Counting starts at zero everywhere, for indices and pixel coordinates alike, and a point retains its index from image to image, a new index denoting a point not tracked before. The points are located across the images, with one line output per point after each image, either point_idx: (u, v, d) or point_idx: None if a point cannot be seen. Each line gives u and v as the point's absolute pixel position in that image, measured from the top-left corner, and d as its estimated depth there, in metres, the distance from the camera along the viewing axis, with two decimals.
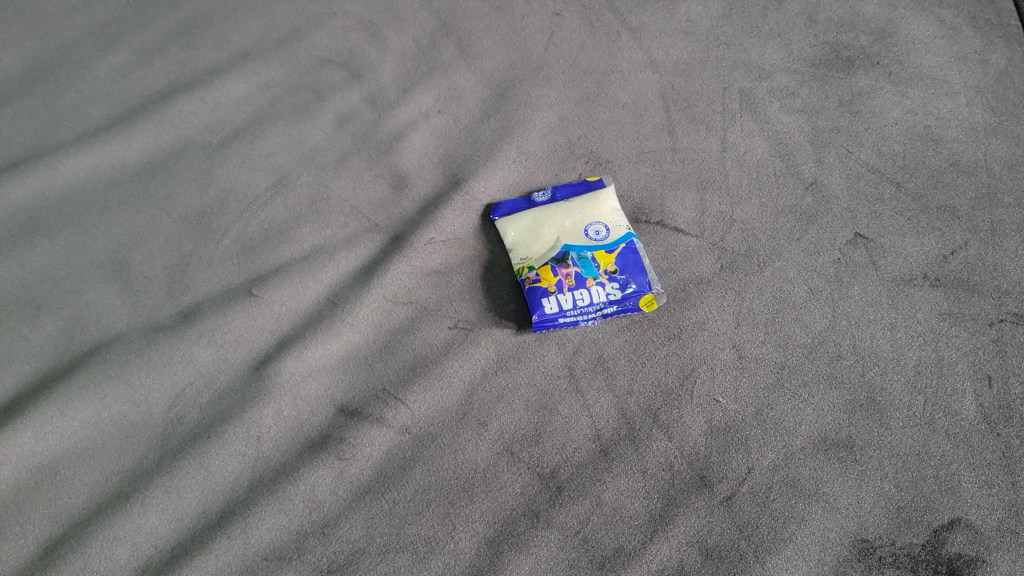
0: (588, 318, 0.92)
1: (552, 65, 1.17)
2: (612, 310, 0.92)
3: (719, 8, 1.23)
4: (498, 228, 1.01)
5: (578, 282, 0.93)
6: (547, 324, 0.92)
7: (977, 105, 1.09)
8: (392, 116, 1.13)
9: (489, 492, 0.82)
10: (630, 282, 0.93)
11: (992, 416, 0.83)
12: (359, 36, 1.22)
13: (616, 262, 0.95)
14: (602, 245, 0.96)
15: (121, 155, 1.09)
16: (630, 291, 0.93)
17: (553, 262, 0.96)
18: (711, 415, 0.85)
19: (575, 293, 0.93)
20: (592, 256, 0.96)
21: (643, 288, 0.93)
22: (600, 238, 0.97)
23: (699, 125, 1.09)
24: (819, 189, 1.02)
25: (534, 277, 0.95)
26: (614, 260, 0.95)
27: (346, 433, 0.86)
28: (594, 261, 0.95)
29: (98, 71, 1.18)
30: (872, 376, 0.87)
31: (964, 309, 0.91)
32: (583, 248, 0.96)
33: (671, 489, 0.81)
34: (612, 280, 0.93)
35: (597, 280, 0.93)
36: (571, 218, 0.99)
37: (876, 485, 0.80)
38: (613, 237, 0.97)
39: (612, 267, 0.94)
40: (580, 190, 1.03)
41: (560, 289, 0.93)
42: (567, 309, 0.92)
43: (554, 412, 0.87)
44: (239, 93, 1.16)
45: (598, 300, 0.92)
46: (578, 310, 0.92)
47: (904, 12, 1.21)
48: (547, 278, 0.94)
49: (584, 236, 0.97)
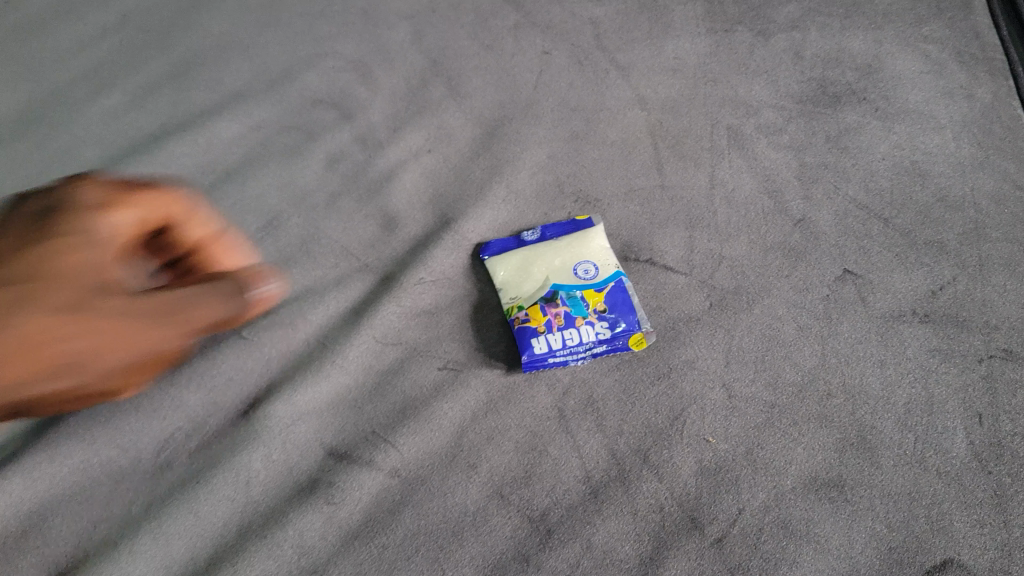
0: (578, 357, 0.92)
1: (541, 104, 1.18)
2: (601, 349, 0.93)
3: (707, 45, 1.23)
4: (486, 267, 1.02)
5: (568, 321, 0.94)
6: (538, 363, 0.92)
7: (964, 140, 1.10)
8: (383, 156, 1.14)
9: (479, 536, 0.82)
10: (619, 321, 0.94)
11: (983, 454, 0.84)
12: (351, 76, 1.23)
13: (605, 301, 0.96)
14: (591, 284, 0.97)
15: (112, 197, 1.09)
16: (619, 330, 0.93)
17: (543, 301, 0.97)
18: (701, 456, 0.85)
19: (564, 332, 0.93)
20: (581, 295, 0.97)
21: (632, 326, 0.94)
22: (589, 276, 0.98)
23: (688, 162, 1.10)
24: (808, 226, 1.02)
25: (525, 317, 0.95)
26: (602, 299, 0.96)
27: (335, 476, 0.86)
28: (583, 300, 0.96)
29: (92, 113, 1.18)
30: (862, 415, 0.87)
31: (954, 346, 0.91)
32: (573, 288, 0.97)
33: (663, 531, 0.80)
34: (601, 318, 0.94)
35: (586, 318, 0.94)
36: (560, 257, 1.00)
37: (867, 525, 0.80)
38: (602, 275, 0.98)
39: (600, 305, 0.95)
40: (567, 227, 1.04)
41: (551, 327, 0.94)
42: (557, 348, 0.92)
43: (544, 454, 0.87)
44: (231, 134, 1.17)
45: (587, 340, 0.93)
46: (569, 348, 0.92)
47: (890, 47, 1.21)
48: (537, 318, 0.95)
49: (574, 275, 0.98)
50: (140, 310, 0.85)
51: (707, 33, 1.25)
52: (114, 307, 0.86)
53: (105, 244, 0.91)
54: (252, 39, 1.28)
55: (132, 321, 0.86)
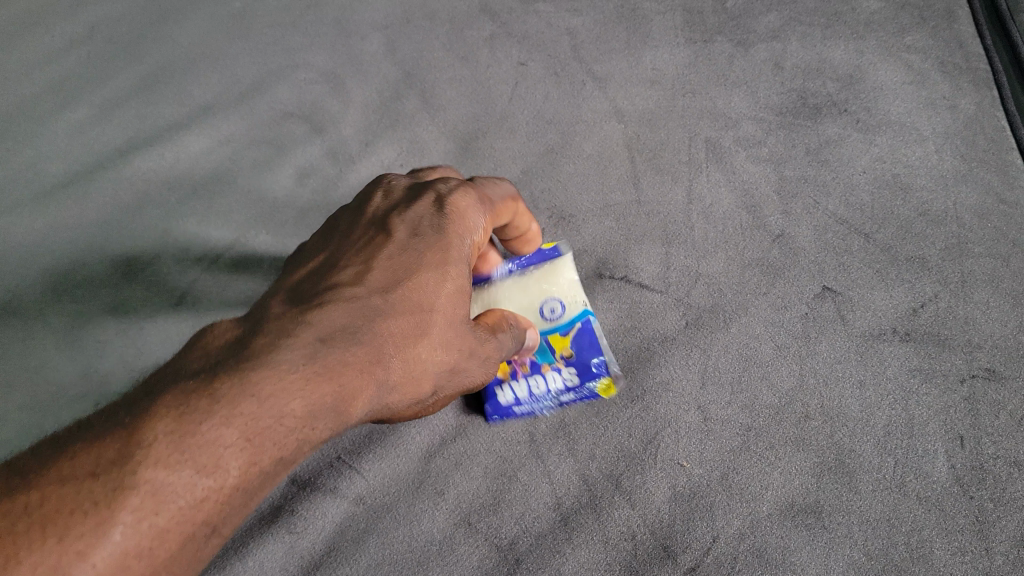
0: (541, 407, 0.88)
1: (516, 116, 1.16)
2: (567, 399, 0.88)
3: (686, 55, 1.21)
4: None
5: (533, 369, 0.90)
6: (503, 415, 0.88)
7: (947, 152, 1.07)
8: (354, 171, 1.12)
9: (444, 567, 0.80)
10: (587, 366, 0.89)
11: (965, 478, 0.82)
12: (322, 88, 1.20)
13: (572, 345, 0.91)
14: (557, 327, 0.93)
15: (75, 214, 1.07)
16: (586, 378, 0.89)
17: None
18: (675, 481, 0.83)
19: (530, 381, 0.89)
20: (547, 340, 0.92)
21: (600, 371, 0.89)
22: (555, 319, 0.93)
23: (665, 176, 1.08)
24: (786, 241, 1.00)
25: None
26: (569, 343, 0.91)
27: (298, 504, 0.83)
28: (549, 345, 0.92)
29: (58, 128, 1.16)
30: (840, 437, 0.85)
31: (935, 365, 0.89)
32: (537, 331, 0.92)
33: (634, 560, 0.79)
34: (567, 365, 0.90)
35: (551, 365, 0.90)
36: (525, 296, 0.95)
37: (844, 553, 0.78)
38: (568, 315, 0.93)
39: (567, 351, 0.91)
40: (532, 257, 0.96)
41: (516, 376, 0.90)
42: (521, 399, 0.88)
43: (514, 479, 0.84)
44: (199, 148, 1.15)
45: (553, 388, 0.89)
46: (533, 399, 0.88)
47: (872, 56, 1.19)
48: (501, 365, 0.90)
49: (541, 318, 0.93)
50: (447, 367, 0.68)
51: (685, 43, 1.22)
52: (425, 360, 0.64)
53: (409, 282, 0.66)
54: (223, 51, 1.24)
55: (474, 352, 0.70)
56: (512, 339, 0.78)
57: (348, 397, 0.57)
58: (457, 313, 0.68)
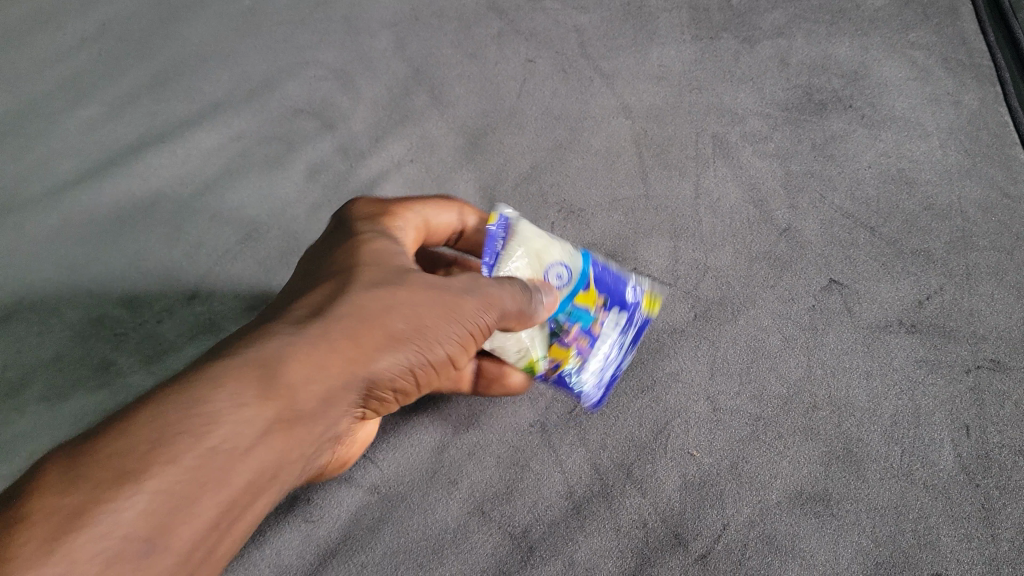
0: (618, 361, 0.89)
1: (525, 112, 1.17)
2: (629, 336, 0.90)
3: (692, 52, 1.22)
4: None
5: (590, 337, 0.88)
6: (597, 397, 0.88)
7: (951, 147, 1.09)
8: (365, 166, 1.13)
9: (459, 554, 0.81)
10: (621, 303, 0.89)
11: (971, 466, 0.83)
12: (332, 85, 1.21)
13: (599, 293, 0.89)
14: (576, 288, 0.87)
15: (89, 210, 1.08)
16: (631, 312, 0.89)
17: (553, 339, 0.87)
18: (685, 470, 0.84)
19: (597, 349, 0.88)
20: (577, 304, 0.88)
21: (635, 299, 0.90)
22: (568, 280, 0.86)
23: (673, 171, 1.09)
24: (793, 235, 1.01)
25: (552, 365, 0.87)
26: (596, 294, 0.88)
27: (314, 493, 0.85)
28: (582, 307, 0.88)
29: (70, 125, 1.16)
30: (848, 427, 0.86)
31: (940, 356, 0.90)
32: (566, 303, 0.87)
33: (646, 547, 0.80)
34: (608, 313, 0.89)
35: (598, 322, 0.89)
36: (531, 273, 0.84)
37: (853, 540, 0.79)
38: (573, 270, 0.87)
39: (600, 301, 0.89)
40: (495, 241, 0.85)
41: (584, 353, 0.88)
42: (604, 369, 0.88)
43: (526, 469, 0.86)
44: (210, 144, 1.15)
45: (615, 341, 0.89)
46: (609, 363, 0.88)
47: (876, 53, 1.20)
48: (563, 355, 0.87)
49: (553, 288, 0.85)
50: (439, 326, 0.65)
51: (692, 41, 1.24)
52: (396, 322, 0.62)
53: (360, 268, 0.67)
54: (233, 49, 1.24)
55: (455, 295, 0.67)
56: (503, 285, 0.73)
57: (299, 360, 0.54)
58: (417, 280, 0.66)
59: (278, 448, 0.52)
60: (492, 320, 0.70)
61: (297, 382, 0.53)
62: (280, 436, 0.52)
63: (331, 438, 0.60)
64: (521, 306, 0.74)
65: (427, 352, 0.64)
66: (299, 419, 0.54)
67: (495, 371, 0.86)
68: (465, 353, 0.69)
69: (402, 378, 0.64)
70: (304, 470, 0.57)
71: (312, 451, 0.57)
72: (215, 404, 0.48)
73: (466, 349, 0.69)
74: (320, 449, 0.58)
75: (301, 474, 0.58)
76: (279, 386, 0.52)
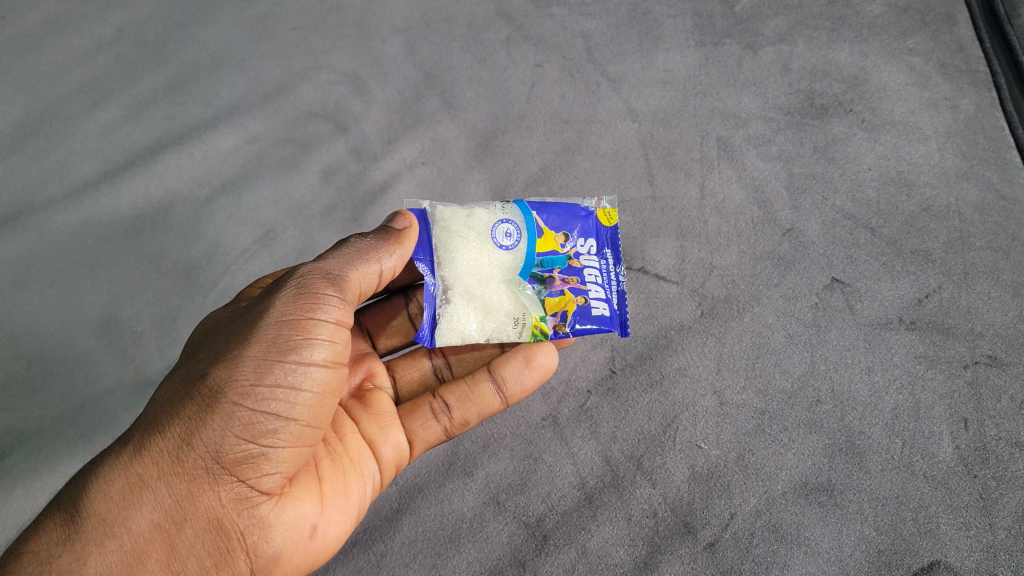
0: (615, 283, 0.90)
1: (534, 116, 1.20)
2: (608, 253, 0.92)
3: (696, 58, 1.25)
4: (454, 341, 0.86)
5: (575, 272, 0.89)
6: (618, 321, 0.88)
7: (948, 151, 1.12)
8: (378, 168, 1.17)
9: (475, 543, 0.83)
10: (581, 228, 0.92)
11: (969, 457, 0.86)
12: (345, 89, 1.24)
13: (555, 230, 0.91)
14: (533, 238, 0.90)
15: (109, 210, 1.11)
16: (593, 230, 0.93)
17: (544, 292, 0.88)
18: (693, 461, 0.87)
19: (589, 279, 0.89)
20: (544, 250, 0.90)
21: (590, 216, 0.93)
22: (517, 237, 0.89)
23: (678, 173, 1.12)
24: (796, 236, 1.04)
25: (560, 318, 0.88)
26: (553, 232, 0.91)
27: None
28: (551, 251, 0.90)
29: (88, 127, 1.18)
30: (850, 420, 0.89)
31: (939, 352, 0.93)
32: (533, 255, 0.89)
33: (656, 536, 0.83)
34: (573, 242, 0.91)
35: (572, 258, 0.90)
36: (484, 252, 0.89)
37: (856, 528, 0.82)
38: (518, 223, 0.90)
39: (560, 236, 0.91)
40: (423, 235, 0.89)
41: (581, 289, 0.88)
42: (607, 294, 0.89)
43: (539, 460, 0.89)
44: (227, 147, 1.18)
45: (598, 265, 0.91)
46: (606, 287, 0.89)
47: (876, 59, 1.23)
48: (565, 303, 0.88)
49: (510, 248, 0.89)
50: (249, 364, 0.70)
51: (696, 46, 1.26)
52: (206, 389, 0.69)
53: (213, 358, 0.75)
54: (248, 53, 1.26)
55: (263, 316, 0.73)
56: (324, 266, 0.77)
57: (105, 496, 0.65)
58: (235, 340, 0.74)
59: (113, 567, 0.62)
60: (328, 296, 0.75)
61: (113, 512, 0.64)
62: (108, 558, 0.62)
63: (228, 512, 0.68)
64: (356, 263, 0.78)
65: (255, 385, 0.69)
66: (131, 536, 0.64)
67: (518, 365, 0.89)
68: (326, 352, 0.73)
69: (250, 426, 0.69)
70: (205, 552, 0.67)
71: (196, 538, 0.67)
72: (28, 566, 0.62)
73: (322, 348, 0.73)
74: (211, 530, 0.67)
75: (214, 556, 0.67)
76: (83, 529, 0.63)
